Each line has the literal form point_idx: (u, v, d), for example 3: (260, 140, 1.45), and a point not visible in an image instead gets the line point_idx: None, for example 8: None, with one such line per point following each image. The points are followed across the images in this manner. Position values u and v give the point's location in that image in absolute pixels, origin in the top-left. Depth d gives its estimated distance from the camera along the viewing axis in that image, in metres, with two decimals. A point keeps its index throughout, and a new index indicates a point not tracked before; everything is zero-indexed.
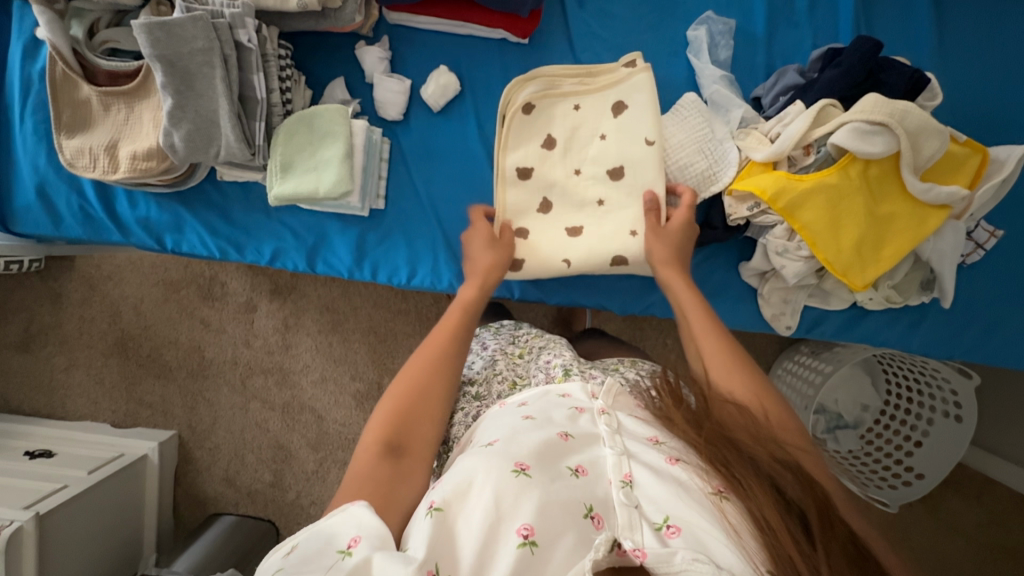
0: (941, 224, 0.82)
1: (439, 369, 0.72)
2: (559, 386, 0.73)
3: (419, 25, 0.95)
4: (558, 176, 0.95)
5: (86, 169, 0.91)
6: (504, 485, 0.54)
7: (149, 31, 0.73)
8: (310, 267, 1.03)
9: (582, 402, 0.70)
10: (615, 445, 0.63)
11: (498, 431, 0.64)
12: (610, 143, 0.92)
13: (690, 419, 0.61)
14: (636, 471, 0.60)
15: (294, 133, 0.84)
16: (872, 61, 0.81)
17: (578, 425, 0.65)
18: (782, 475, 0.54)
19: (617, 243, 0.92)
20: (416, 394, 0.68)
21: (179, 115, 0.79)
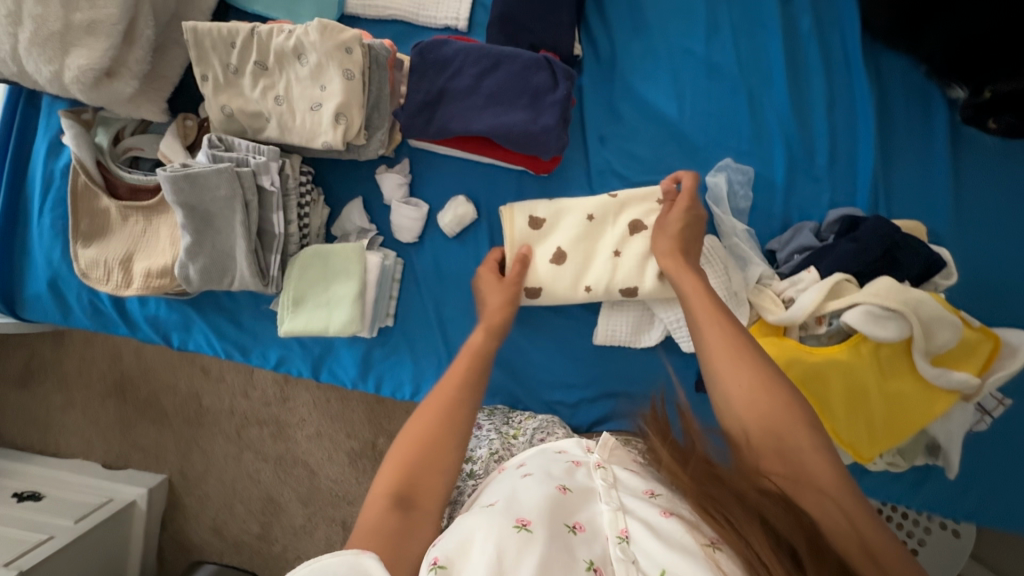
0: (950, 406, 0.81)
1: (452, 412, 0.65)
2: (556, 444, 0.68)
3: (440, 151, 0.96)
4: (566, 289, 0.91)
5: (100, 280, 0.91)
6: (503, 542, 0.49)
7: (175, 183, 0.74)
8: (314, 375, 1.03)
9: (579, 457, 0.64)
10: (611, 500, 0.56)
11: (498, 492, 0.59)
12: (624, 259, 0.91)
13: (677, 456, 0.58)
14: (633, 526, 0.52)
15: (308, 268, 0.84)
16: (889, 241, 0.81)
17: (575, 479, 0.60)
18: (775, 515, 0.50)
19: (595, 203, 0.93)
20: (429, 442, 0.62)
21: (196, 250, 0.80)
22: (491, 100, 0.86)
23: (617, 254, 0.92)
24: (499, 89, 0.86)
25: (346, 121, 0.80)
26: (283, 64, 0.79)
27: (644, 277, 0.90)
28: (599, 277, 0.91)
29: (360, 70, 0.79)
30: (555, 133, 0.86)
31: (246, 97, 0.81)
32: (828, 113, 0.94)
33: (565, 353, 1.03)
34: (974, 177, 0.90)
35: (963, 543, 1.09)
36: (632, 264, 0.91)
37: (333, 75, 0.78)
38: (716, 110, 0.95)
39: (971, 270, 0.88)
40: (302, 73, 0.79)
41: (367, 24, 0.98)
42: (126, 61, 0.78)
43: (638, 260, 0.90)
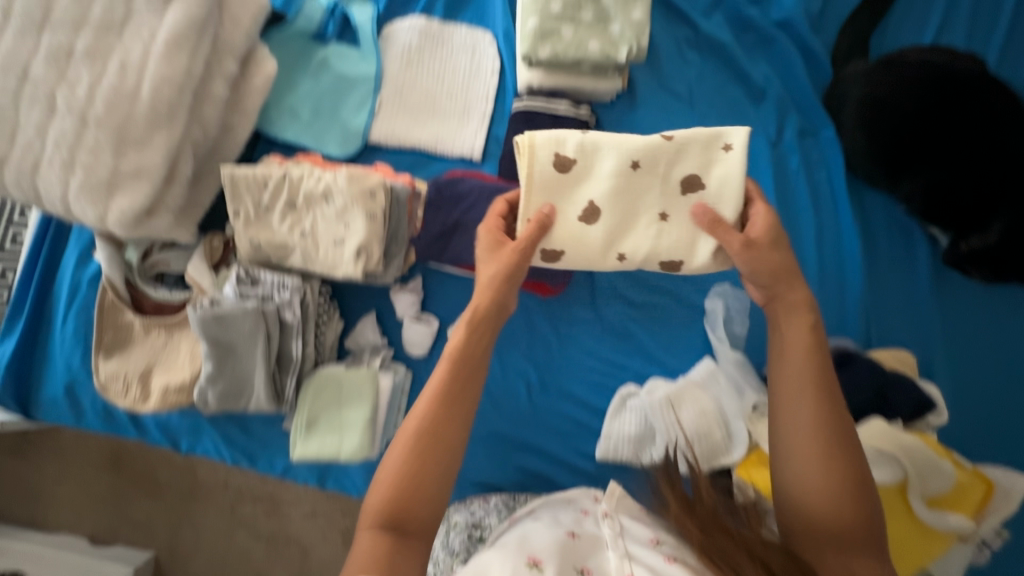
0: (947, 548, 0.82)
1: (445, 416, 0.68)
2: (569, 498, 0.86)
3: (448, 270, 1.00)
4: (597, 255, 0.82)
5: (117, 393, 0.93)
6: (517, 570, 0.61)
7: (204, 323, 0.79)
8: (320, 484, 1.04)
9: (588, 507, 0.81)
10: (618, 548, 0.66)
11: (516, 535, 0.72)
12: (670, 224, 0.80)
13: (685, 507, 0.67)
14: (637, 571, 0.61)
15: (321, 393, 0.87)
16: (881, 382, 0.85)
17: (584, 529, 0.73)
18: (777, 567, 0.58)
19: (643, 144, 0.79)
20: (409, 479, 0.65)
21: (216, 377, 0.83)
22: None
23: (665, 215, 0.80)
24: None
25: (367, 255, 0.85)
26: (310, 204, 0.85)
27: (696, 252, 0.80)
28: (640, 243, 0.81)
29: (383, 210, 0.84)
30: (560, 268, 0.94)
31: (273, 230, 0.86)
32: (818, 243, 0.99)
33: (567, 470, 1.02)
34: (958, 312, 0.95)
35: None
36: (683, 231, 0.80)
37: (356, 215, 0.84)
38: None
39: (957, 403, 0.92)
40: (328, 212, 0.85)
41: (388, 150, 1.05)
42: (165, 198, 0.84)
43: (694, 235, 0.80)
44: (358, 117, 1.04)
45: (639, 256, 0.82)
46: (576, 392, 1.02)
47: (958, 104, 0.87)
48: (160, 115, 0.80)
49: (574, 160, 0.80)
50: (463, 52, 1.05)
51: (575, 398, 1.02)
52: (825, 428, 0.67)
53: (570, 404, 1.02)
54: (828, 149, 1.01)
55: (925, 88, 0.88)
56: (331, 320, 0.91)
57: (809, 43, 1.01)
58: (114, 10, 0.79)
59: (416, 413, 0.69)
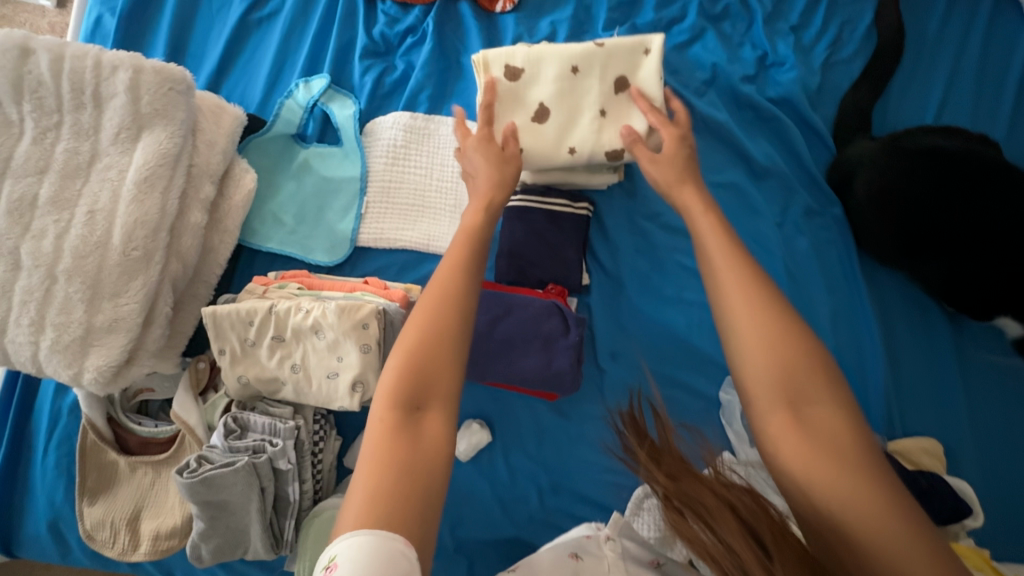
0: None
1: (447, 303, 0.61)
2: (578, 529, 0.86)
3: None
4: (548, 152, 0.85)
5: (104, 542, 0.87)
6: None
7: (191, 488, 0.73)
8: None
9: (592, 531, 0.81)
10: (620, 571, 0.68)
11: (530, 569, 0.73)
12: (609, 119, 0.84)
13: (652, 457, 0.61)
14: None
15: (323, 536, 0.80)
16: (919, 492, 0.80)
17: (590, 550, 0.74)
18: (748, 508, 0.55)
19: (580, 49, 0.84)
20: (424, 355, 0.58)
21: (209, 533, 0.77)
22: (505, 346, 0.87)
23: (603, 112, 0.84)
24: (511, 337, 0.87)
25: (363, 387, 0.80)
26: (300, 336, 0.80)
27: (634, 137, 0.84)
28: (585, 136, 0.84)
29: (377, 341, 0.79)
30: (570, 375, 0.87)
31: (262, 365, 0.81)
32: (833, 325, 0.95)
33: None
34: (980, 389, 0.92)
35: None
36: (620, 125, 0.84)
37: (350, 348, 0.79)
38: None
39: (989, 491, 0.88)
40: (319, 344, 0.80)
41: (378, 252, 1.00)
42: (144, 342, 0.79)
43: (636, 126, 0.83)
44: (344, 220, 0.99)
45: (586, 151, 0.84)
46: (591, 495, 0.97)
47: (974, 189, 0.83)
48: (133, 260, 0.76)
49: (523, 68, 0.85)
50: (451, 145, 1.00)
51: (589, 500, 0.98)
52: (765, 321, 0.58)
53: (584, 507, 0.98)
54: (837, 229, 0.97)
55: (937, 174, 0.84)
56: (328, 440, 0.86)
57: (807, 118, 0.98)
58: (78, 151, 0.77)
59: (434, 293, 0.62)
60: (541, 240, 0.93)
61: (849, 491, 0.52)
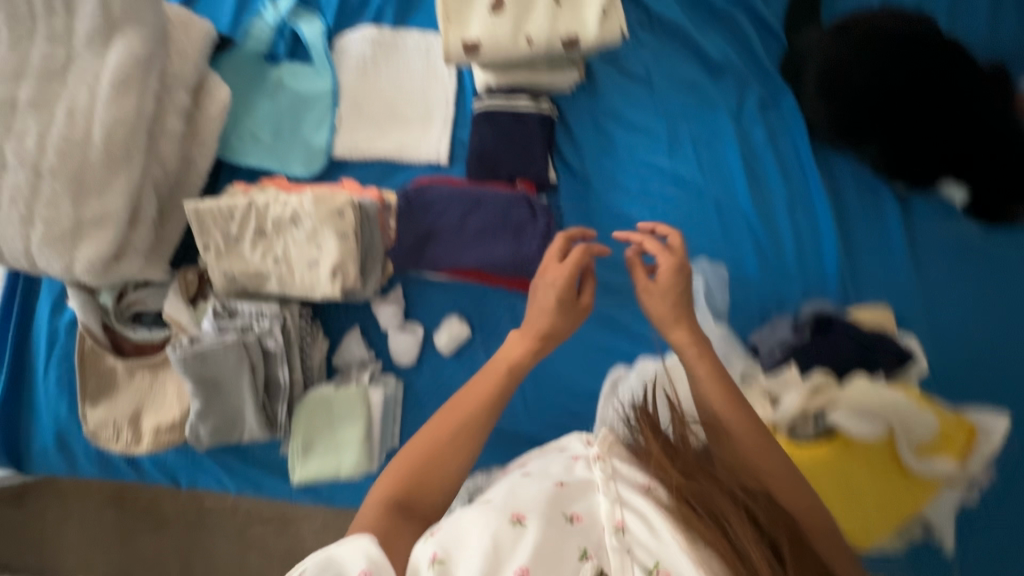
0: (936, 493, 0.85)
1: (450, 450, 0.70)
2: (562, 441, 0.78)
3: (429, 278, 1.02)
4: (507, 42, 0.89)
5: (109, 439, 0.93)
6: (500, 534, 0.59)
7: (185, 361, 0.78)
8: (327, 498, 1.06)
9: (579, 451, 0.73)
10: (609, 491, 0.64)
11: (497, 489, 0.68)
12: (564, 9, 0.89)
13: (666, 452, 0.68)
14: (627, 518, 0.61)
15: (315, 415, 0.87)
16: (860, 343, 0.88)
17: (574, 474, 0.68)
18: (760, 512, 0.61)
19: None
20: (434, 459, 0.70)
21: (206, 412, 0.83)
22: (477, 236, 0.91)
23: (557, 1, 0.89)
24: (483, 226, 0.91)
25: (343, 274, 0.85)
26: (280, 229, 0.84)
27: (587, 24, 0.88)
28: (542, 26, 0.88)
29: (354, 229, 0.84)
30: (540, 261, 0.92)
31: (246, 260, 0.85)
32: (789, 209, 1.01)
33: None
34: (928, 260, 0.98)
35: None
36: (574, 15, 0.89)
37: (328, 236, 0.84)
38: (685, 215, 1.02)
39: (936, 351, 0.95)
40: (299, 235, 0.84)
41: (353, 164, 1.04)
42: (132, 240, 0.83)
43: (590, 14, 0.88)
44: (318, 133, 1.02)
45: (543, 39, 0.88)
46: (568, 383, 1.03)
47: (908, 62, 0.89)
48: (116, 158, 0.79)
49: None
50: (418, 56, 1.03)
51: (567, 389, 1.03)
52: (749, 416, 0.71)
53: (563, 395, 1.03)
54: (789, 117, 1.02)
55: (874, 52, 0.89)
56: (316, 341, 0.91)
57: (757, 12, 1.02)
58: (54, 56, 0.80)
59: (444, 455, 0.70)
60: (507, 138, 0.97)
61: (825, 539, 0.65)
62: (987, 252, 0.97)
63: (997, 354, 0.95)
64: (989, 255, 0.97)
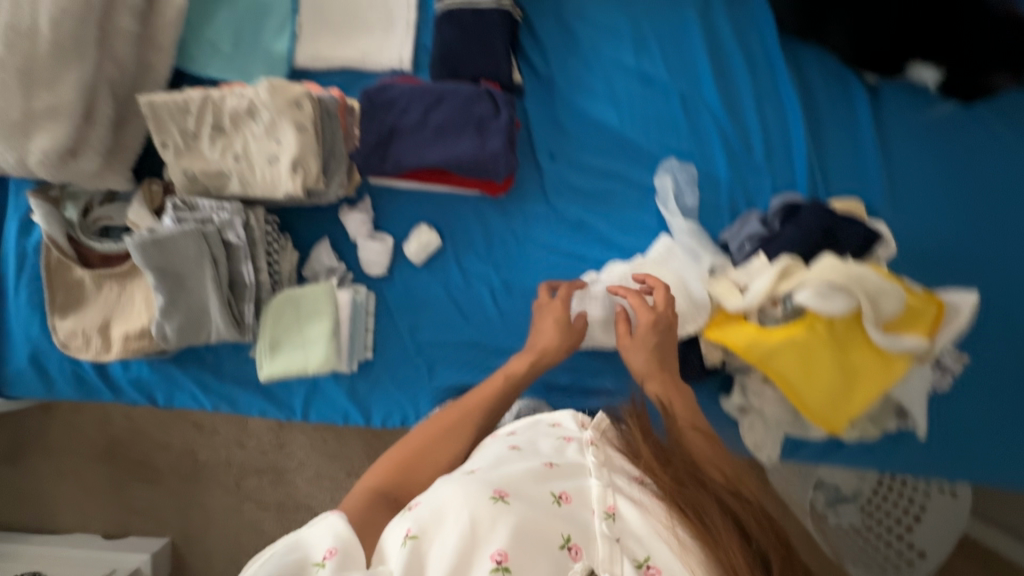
0: (907, 369, 0.85)
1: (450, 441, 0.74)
2: (551, 416, 0.73)
3: (398, 188, 1.01)
4: None
5: (79, 349, 0.93)
6: (475, 511, 0.53)
7: (144, 248, 0.79)
8: (304, 416, 1.06)
9: (571, 433, 0.69)
10: (601, 476, 0.61)
11: (482, 460, 0.64)
12: None
13: (660, 456, 0.62)
14: (620, 504, 0.58)
15: (282, 313, 0.87)
16: (827, 222, 0.87)
17: (565, 456, 0.64)
18: (755, 524, 0.54)
19: None
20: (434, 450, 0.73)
21: (171, 309, 0.83)
22: (439, 133, 0.90)
23: None
24: (446, 122, 0.90)
25: (304, 170, 0.84)
26: (238, 124, 0.83)
27: None
28: None
29: (312, 122, 0.83)
30: (504, 157, 0.90)
31: (206, 158, 0.84)
32: (758, 107, 1.00)
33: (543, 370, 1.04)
34: (897, 153, 0.98)
35: (957, 499, 1.27)
36: None
37: (286, 129, 0.82)
38: (653, 116, 1.01)
39: (901, 241, 0.96)
40: (257, 130, 0.83)
41: (316, 74, 1.02)
42: (88, 138, 0.82)
43: None
44: (279, 41, 1.00)
45: None
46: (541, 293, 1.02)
47: None
48: (66, 50, 0.79)
49: None
50: None
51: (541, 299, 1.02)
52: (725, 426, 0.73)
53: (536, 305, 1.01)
54: (756, 12, 1.01)
55: None
56: (283, 251, 0.92)
57: None
58: None
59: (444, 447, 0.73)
60: (470, 38, 0.96)
61: None
62: (953, 143, 0.97)
63: (960, 239, 0.96)
64: (955, 145, 0.97)
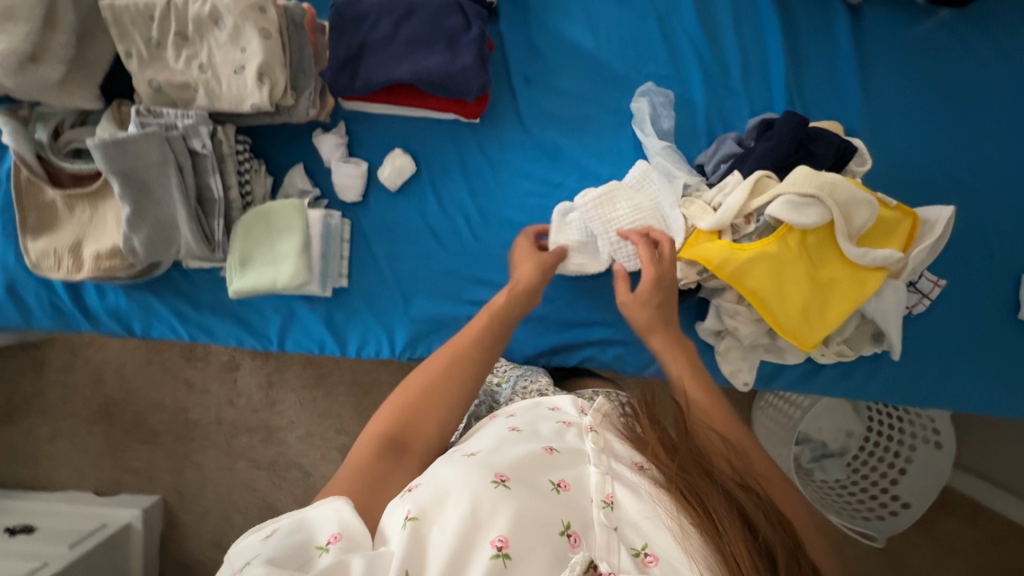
0: (881, 283, 0.85)
1: (437, 386, 0.73)
2: (551, 400, 0.72)
3: (372, 112, 1.00)
4: None
5: (52, 269, 0.94)
6: (478, 498, 0.53)
7: (105, 150, 0.79)
8: (280, 346, 1.04)
9: (571, 418, 0.68)
10: (599, 463, 0.60)
11: (482, 442, 0.63)
12: None
13: (666, 444, 0.60)
14: (618, 491, 0.58)
15: (251, 229, 0.89)
16: (801, 134, 0.86)
17: (564, 441, 0.63)
18: (756, 514, 0.54)
19: None
20: (422, 398, 0.71)
21: (138, 221, 0.83)
22: (409, 48, 0.90)
23: None
24: (415, 37, 0.90)
25: (270, 80, 0.83)
26: (202, 32, 0.82)
27: None
28: None
29: (277, 29, 0.83)
30: (475, 72, 0.90)
31: (171, 69, 0.83)
32: (735, 28, 0.98)
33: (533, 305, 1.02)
34: (876, 74, 0.96)
35: (942, 451, 1.22)
36: None
37: (251, 36, 0.82)
38: (630, 38, 0.99)
39: (878, 163, 0.95)
40: (222, 38, 0.82)
41: None
42: (50, 47, 0.82)
43: None
44: None
45: None
46: (519, 220, 1.00)
47: None
48: None
49: None
50: None
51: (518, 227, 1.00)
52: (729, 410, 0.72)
53: (512, 232, 1.00)
54: None
55: None
56: (254, 178, 0.94)
57: None
58: None
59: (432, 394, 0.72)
60: None
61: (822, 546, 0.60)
62: (929, 65, 0.96)
63: (938, 160, 0.95)
64: (931, 67, 0.96)
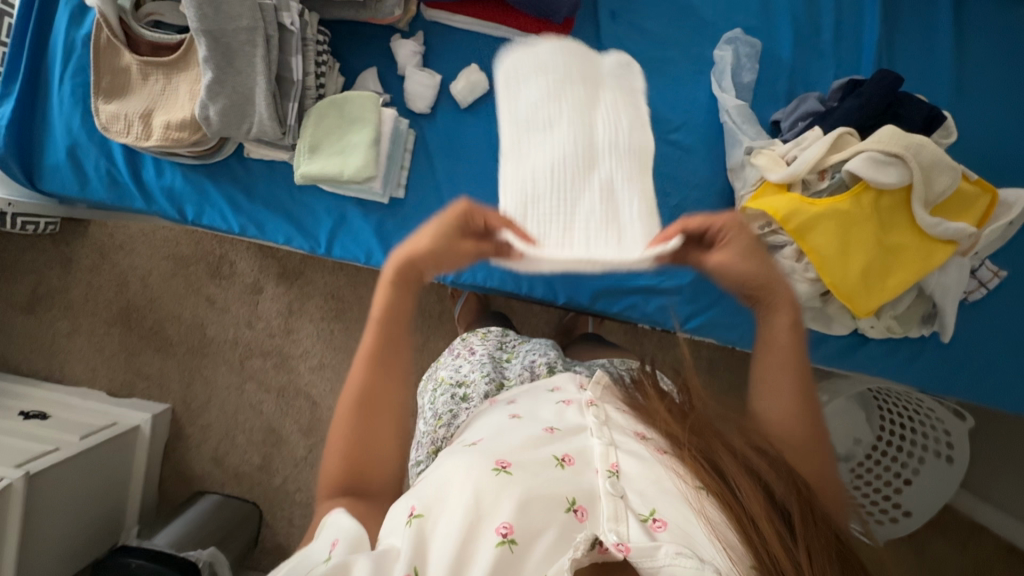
0: (947, 257, 0.86)
1: (367, 422, 0.61)
2: (550, 380, 0.65)
3: (454, 25, 0.99)
4: None
5: (120, 133, 0.94)
6: (481, 487, 0.47)
7: (199, 6, 0.82)
8: (326, 251, 1.02)
9: (571, 395, 0.61)
10: (602, 435, 0.54)
11: (483, 431, 0.56)
12: None
13: (673, 411, 0.55)
14: (624, 461, 0.51)
15: (326, 116, 0.93)
16: (890, 96, 0.84)
17: (565, 419, 0.56)
18: (776, 477, 0.48)
19: None
20: (360, 442, 0.61)
21: (217, 89, 0.86)
22: None
23: None
24: None
25: None
26: None
27: None
28: None
29: None
30: None
31: None
32: None
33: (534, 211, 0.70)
34: (971, 57, 0.94)
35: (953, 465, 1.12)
36: None
37: None
38: None
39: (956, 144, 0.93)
40: None
41: None
42: None
43: None
44: None
45: None
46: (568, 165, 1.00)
47: None
48: None
49: None
50: None
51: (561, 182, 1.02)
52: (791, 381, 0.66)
53: None
54: None
55: None
56: (330, 72, 0.96)
57: None
58: None
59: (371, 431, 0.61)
60: None
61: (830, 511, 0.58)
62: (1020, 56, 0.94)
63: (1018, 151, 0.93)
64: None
